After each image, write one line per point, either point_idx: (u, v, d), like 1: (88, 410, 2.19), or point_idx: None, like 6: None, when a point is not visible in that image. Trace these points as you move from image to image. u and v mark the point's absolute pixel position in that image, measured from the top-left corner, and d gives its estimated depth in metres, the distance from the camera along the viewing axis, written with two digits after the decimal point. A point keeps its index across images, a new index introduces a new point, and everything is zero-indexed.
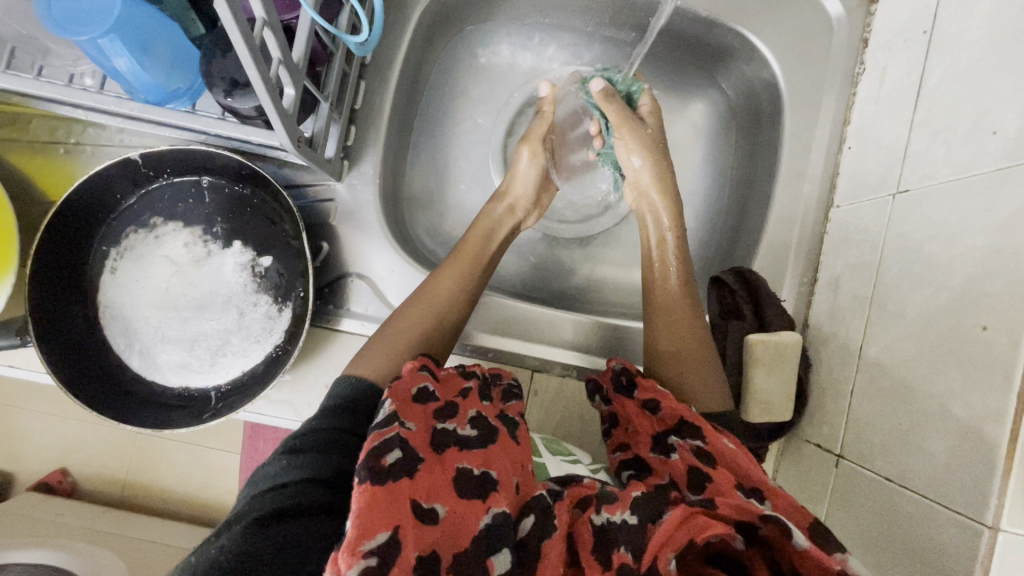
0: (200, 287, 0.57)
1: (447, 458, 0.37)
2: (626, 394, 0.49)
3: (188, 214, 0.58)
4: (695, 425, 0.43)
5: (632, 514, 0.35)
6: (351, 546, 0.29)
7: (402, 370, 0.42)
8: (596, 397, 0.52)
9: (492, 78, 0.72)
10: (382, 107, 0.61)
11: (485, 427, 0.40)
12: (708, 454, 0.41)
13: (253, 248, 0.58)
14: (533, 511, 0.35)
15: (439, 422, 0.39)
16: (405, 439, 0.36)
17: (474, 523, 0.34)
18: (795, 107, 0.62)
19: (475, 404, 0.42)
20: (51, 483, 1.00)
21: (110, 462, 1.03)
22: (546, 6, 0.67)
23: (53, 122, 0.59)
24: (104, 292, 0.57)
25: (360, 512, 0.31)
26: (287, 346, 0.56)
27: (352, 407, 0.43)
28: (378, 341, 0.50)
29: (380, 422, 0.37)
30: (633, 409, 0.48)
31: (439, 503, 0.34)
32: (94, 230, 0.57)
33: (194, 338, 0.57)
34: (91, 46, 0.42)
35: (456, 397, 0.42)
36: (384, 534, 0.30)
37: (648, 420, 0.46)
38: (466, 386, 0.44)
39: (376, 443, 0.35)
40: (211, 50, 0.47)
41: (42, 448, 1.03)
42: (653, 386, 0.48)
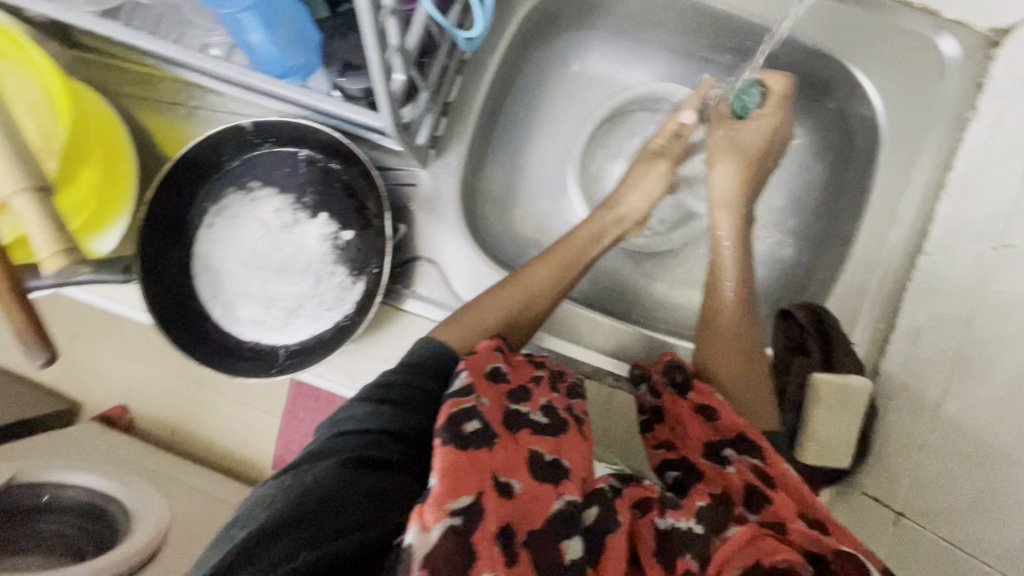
0: (284, 252, 0.61)
1: (521, 439, 0.38)
2: (680, 393, 0.49)
3: (282, 181, 0.62)
4: (755, 443, 0.44)
5: (697, 523, 0.36)
6: (439, 501, 0.31)
7: (478, 346, 0.45)
8: (642, 386, 0.52)
9: (581, 85, 0.73)
10: (474, 102, 0.63)
11: (555, 417, 0.41)
12: (766, 472, 0.42)
13: (337, 222, 0.61)
14: (596, 505, 0.36)
15: (512, 403, 0.41)
16: (482, 413, 0.38)
17: (546, 507, 0.35)
18: (895, 143, 0.59)
19: (547, 392, 0.43)
20: (111, 417, 1.08)
21: (163, 407, 1.10)
22: (644, 21, 0.68)
23: (177, 85, 0.65)
24: (199, 243, 0.62)
25: (447, 473, 0.33)
26: (355, 318, 0.59)
27: (414, 383, 0.44)
28: (468, 315, 0.51)
29: (455, 392, 0.39)
30: (685, 409, 0.48)
31: (515, 480, 0.35)
32: (199, 184, 0.62)
33: (272, 298, 0.61)
34: (231, 19, 0.46)
35: (529, 382, 0.44)
36: (468, 497, 0.32)
37: (702, 426, 0.47)
38: (538, 373, 0.45)
39: (454, 410, 0.37)
40: (331, 32, 0.52)
41: (107, 384, 1.11)
42: (709, 392, 0.47)
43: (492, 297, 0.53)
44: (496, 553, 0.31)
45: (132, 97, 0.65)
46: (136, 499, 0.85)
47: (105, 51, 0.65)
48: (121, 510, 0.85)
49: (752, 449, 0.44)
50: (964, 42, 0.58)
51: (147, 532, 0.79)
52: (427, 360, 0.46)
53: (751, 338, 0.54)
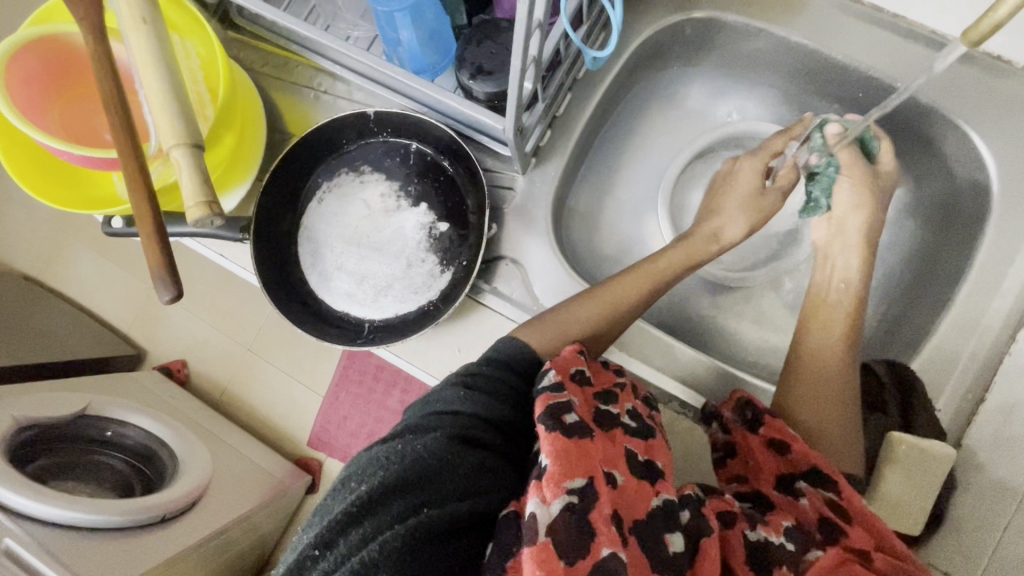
0: (384, 234, 0.65)
1: (616, 438, 0.40)
2: (750, 428, 0.49)
3: (391, 170, 0.66)
4: (828, 476, 0.45)
5: (788, 540, 0.39)
6: (557, 479, 0.34)
7: (563, 351, 0.46)
8: (713, 424, 0.52)
9: (681, 117, 0.75)
10: (580, 118, 0.66)
11: (642, 420, 0.43)
12: (841, 507, 0.43)
13: (435, 213, 0.65)
14: (689, 506, 0.39)
15: (603, 403, 0.42)
16: (577, 408, 0.39)
17: (647, 500, 0.37)
18: (1005, 213, 0.58)
19: (631, 398, 0.45)
20: (172, 369, 1.16)
21: (220, 368, 1.16)
22: (754, 62, 0.69)
23: (311, 71, 0.71)
24: (308, 215, 0.67)
25: (560, 457, 0.35)
26: (440, 304, 0.62)
27: (496, 379, 0.47)
28: (553, 323, 0.53)
29: (548, 387, 0.41)
30: (757, 445, 0.48)
31: (617, 471, 0.37)
32: (316, 161, 0.67)
33: (366, 274, 0.65)
34: (385, 17, 0.51)
35: (613, 387, 0.45)
36: (581, 480, 0.35)
37: (773, 459, 0.48)
38: (619, 380, 0.47)
39: (553, 403, 0.39)
40: (470, 38, 0.54)
41: (175, 339, 1.18)
42: (781, 427, 0.48)
43: (578, 308, 0.54)
44: (613, 532, 0.34)
45: (270, 77, 0.71)
46: (183, 447, 0.89)
47: (255, 33, 0.72)
48: (170, 456, 0.89)
49: (826, 483, 0.44)
50: None
51: (189, 483, 0.82)
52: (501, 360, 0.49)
53: (845, 389, 0.54)
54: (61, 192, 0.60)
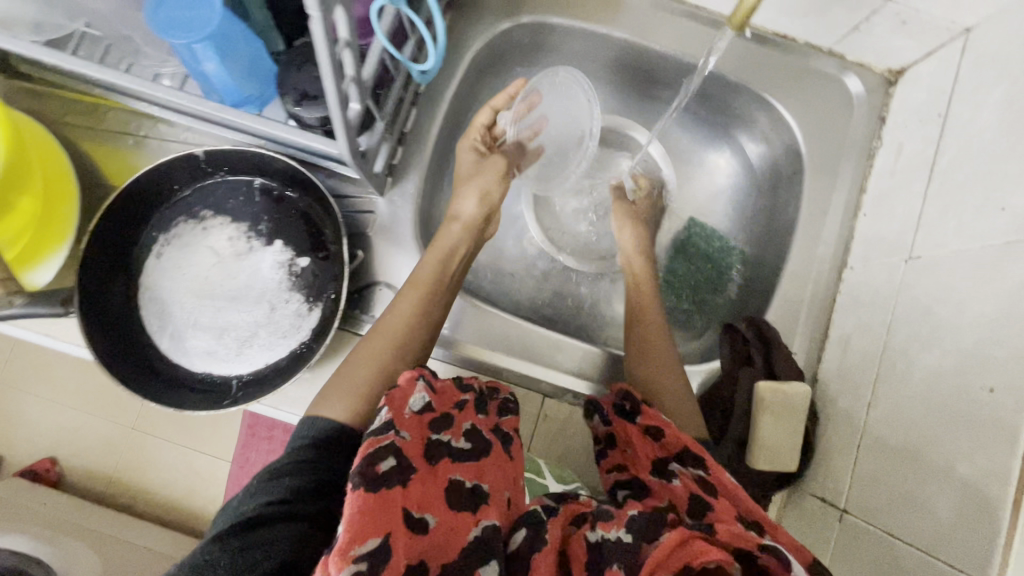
0: (238, 279, 0.60)
1: (440, 471, 0.44)
2: (629, 418, 0.52)
3: (237, 211, 0.62)
4: (697, 455, 0.47)
5: (626, 533, 0.40)
6: (344, 549, 0.35)
7: (401, 379, 0.49)
8: (596, 416, 0.56)
9: None
10: (428, 132, 0.65)
11: (477, 441, 0.48)
12: (710, 485, 0.44)
13: (292, 249, 0.61)
14: (527, 526, 0.42)
15: (435, 433, 0.46)
16: (400, 449, 0.42)
17: (463, 535, 0.41)
18: (814, 170, 0.66)
19: (469, 417, 0.49)
20: (37, 471, 0.99)
21: (96, 458, 1.02)
22: (587, 61, 0.73)
23: (125, 116, 0.64)
24: (147, 275, 0.60)
25: (354, 520, 0.37)
26: (312, 345, 0.58)
27: (296, 460, 0.44)
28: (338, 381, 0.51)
29: (376, 429, 0.44)
30: (634, 432, 0.51)
31: (430, 514, 0.41)
32: (147, 211, 0.60)
33: (225, 327, 0.59)
34: (184, 49, 0.46)
35: (453, 409, 0.49)
36: (375, 539, 0.37)
37: (649, 445, 0.50)
38: (463, 398, 0.50)
39: (372, 450, 0.41)
40: (288, 64, 0.52)
41: (34, 437, 1.02)
42: (655, 414, 0.51)
43: (364, 352, 0.54)
44: None
45: (76, 127, 0.63)
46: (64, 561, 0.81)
47: (48, 81, 0.63)
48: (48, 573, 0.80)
49: (696, 462, 0.47)
50: (865, 81, 0.67)
51: None
52: (320, 436, 0.47)
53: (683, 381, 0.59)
54: None
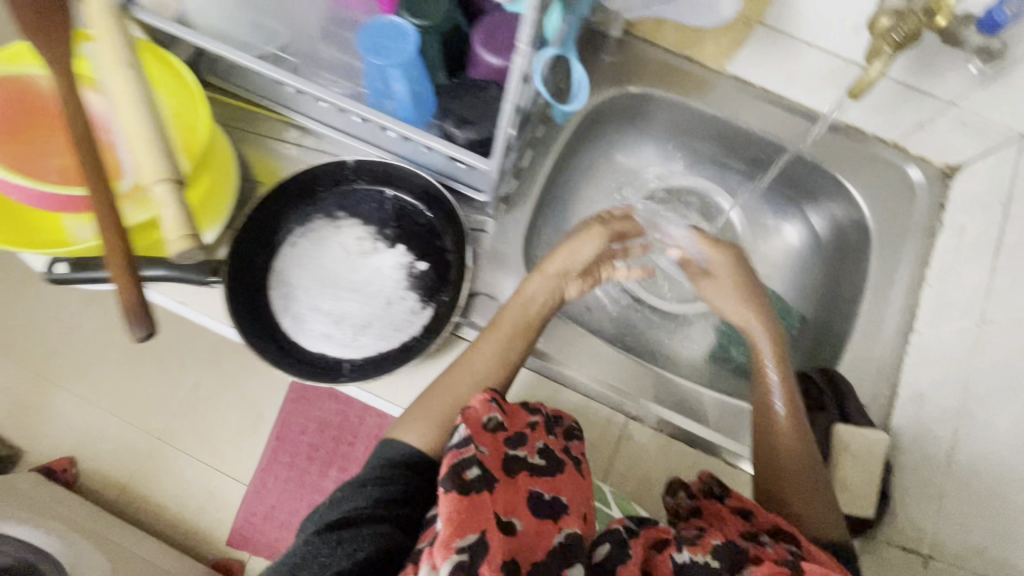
0: (362, 275, 0.66)
1: (520, 482, 0.47)
2: (718, 499, 0.53)
3: (367, 215, 0.69)
4: (789, 533, 0.48)
5: (714, 559, 0.44)
6: (446, 541, 0.40)
7: (475, 401, 0.51)
8: (680, 492, 0.57)
9: (620, 175, 0.86)
10: (539, 170, 0.74)
11: (551, 461, 0.50)
12: (801, 555, 0.46)
13: (413, 253, 0.67)
14: (610, 540, 0.45)
15: (511, 449, 0.48)
16: (482, 461, 0.45)
17: (548, 540, 0.44)
18: (881, 242, 0.73)
19: (542, 437, 0.51)
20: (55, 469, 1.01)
21: (115, 465, 1.03)
22: (675, 130, 0.83)
23: (279, 125, 0.74)
24: (279, 260, 0.66)
25: (452, 518, 0.40)
26: (422, 339, 0.63)
27: (373, 472, 0.51)
28: (420, 408, 0.56)
29: (456, 444, 0.46)
30: (724, 510, 0.52)
31: (517, 519, 0.44)
32: (291, 205, 0.67)
33: (343, 315, 0.64)
34: (379, 70, 0.56)
35: (525, 429, 0.51)
36: (472, 535, 0.40)
37: (741, 523, 0.50)
38: (533, 420, 0.52)
39: (457, 463, 0.44)
40: (450, 95, 0.61)
41: (58, 434, 1.03)
42: (746, 498, 0.52)
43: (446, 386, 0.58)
44: None
45: (237, 129, 0.73)
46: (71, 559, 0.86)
47: (223, 89, 0.74)
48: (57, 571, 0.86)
49: (785, 537, 0.48)
50: (926, 171, 0.75)
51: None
52: (400, 453, 0.53)
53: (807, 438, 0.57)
54: (35, 237, 0.58)
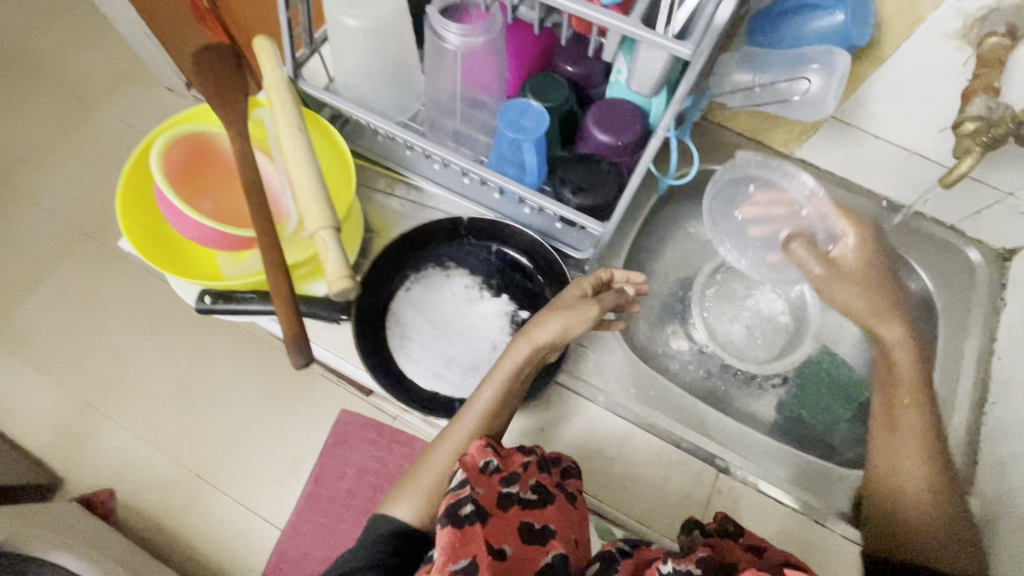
0: (469, 320, 0.72)
1: (511, 514, 0.55)
2: (732, 538, 0.56)
3: (474, 265, 0.75)
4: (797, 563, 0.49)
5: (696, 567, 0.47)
6: (444, 565, 0.48)
7: (472, 447, 0.58)
8: (692, 531, 0.60)
9: (691, 241, 0.93)
10: (626, 234, 0.82)
11: (540, 493, 0.57)
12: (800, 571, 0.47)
13: (515, 303, 0.74)
14: (602, 560, 0.53)
15: (505, 487, 0.56)
16: (477, 499, 0.53)
17: (535, 561, 0.53)
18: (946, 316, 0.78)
19: (535, 474, 0.58)
20: None
21: None
22: None
23: (393, 182, 0.83)
24: (395, 302, 0.72)
25: (447, 548, 0.49)
26: (525, 382, 0.68)
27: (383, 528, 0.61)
28: (423, 471, 0.64)
29: (455, 485, 0.55)
30: (736, 546, 0.55)
31: (507, 545, 0.52)
32: (408, 254, 0.74)
33: (452, 356, 0.70)
34: (513, 144, 0.65)
35: (520, 468, 0.58)
36: (466, 561, 0.49)
37: (749, 556, 0.53)
38: (526, 460, 0.59)
39: (454, 501, 0.52)
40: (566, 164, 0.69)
41: None
42: (756, 534, 0.56)
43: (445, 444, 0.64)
44: None
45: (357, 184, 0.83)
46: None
47: None
48: None
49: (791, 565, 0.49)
50: (984, 253, 0.81)
51: None
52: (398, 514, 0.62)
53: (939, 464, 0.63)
54: (200, 267, 0.66)
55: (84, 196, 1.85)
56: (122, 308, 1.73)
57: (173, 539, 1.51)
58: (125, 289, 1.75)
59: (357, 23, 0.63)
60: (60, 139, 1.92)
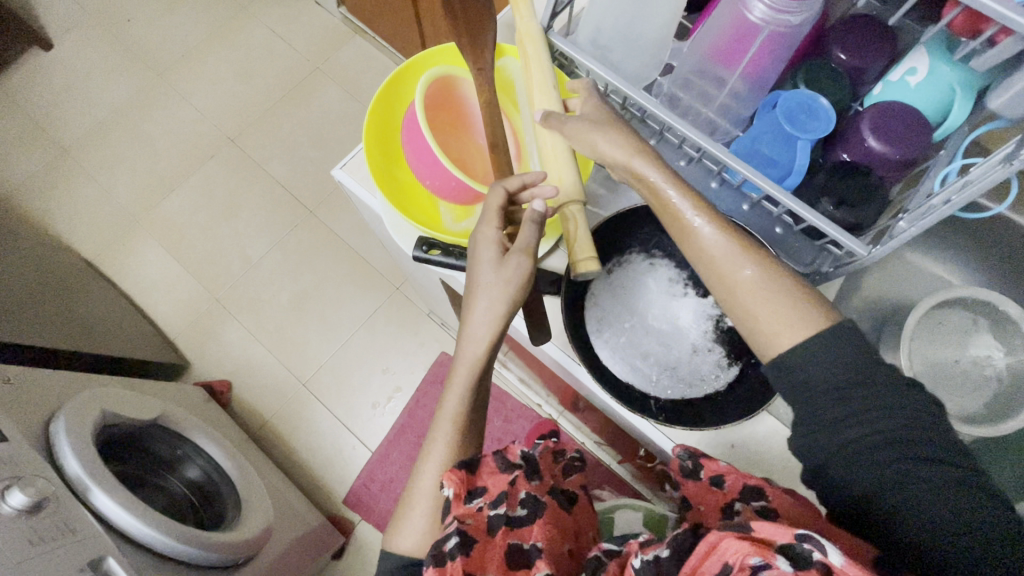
0: (668, 317, 0.68)
1: (500, 537, 0.57)
2: (693, 478, 0.61)
3: (681, 260, 0.70)
4: (758, 490, 0.57)
5: (665, 549, 0.49)
6: None
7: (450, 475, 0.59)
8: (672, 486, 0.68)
9: (905, 273, 0.84)
10: None
11: (530, 506, 0.61)
12: (769, 508, 0.55)
13: (721, 307, 0.68)
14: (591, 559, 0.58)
15: (494, 507, 0.58)
16: (465, 529, 0.55)
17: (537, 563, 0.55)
18: None
19: (523, 485, 0.62)
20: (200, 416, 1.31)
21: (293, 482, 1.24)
22: (984, 242, 0.80)
23: None
24: (597, 283, 0.69)
25: None
26: (728, 397, 0.64)
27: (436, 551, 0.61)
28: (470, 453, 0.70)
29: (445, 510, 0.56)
30: (705, 489, 0.60)
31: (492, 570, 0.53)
32: (618, 236, 0.70)
33: (647, 351, 0.66)
34: (789, 136, 0.60)
35: (505, 480, 0.61)
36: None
37: (716, 496, 0.59)
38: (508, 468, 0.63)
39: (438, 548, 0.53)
40: (829, 171, 0.62)
41: None
42: (716, 466, 0.60)
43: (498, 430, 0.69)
44: None
45: None
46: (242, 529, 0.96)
47: None
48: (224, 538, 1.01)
49: (757, 495, 0.57)
50: None
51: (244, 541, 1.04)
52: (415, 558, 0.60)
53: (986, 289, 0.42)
54: (422, 217, 0.64)
55: (230, 102, 1.92)
56: (254, 217, 1.82)
57: (275, 441, 1.63)
58: (261, 198, 1.83)
59: None
60: (215, 43, 1.99)
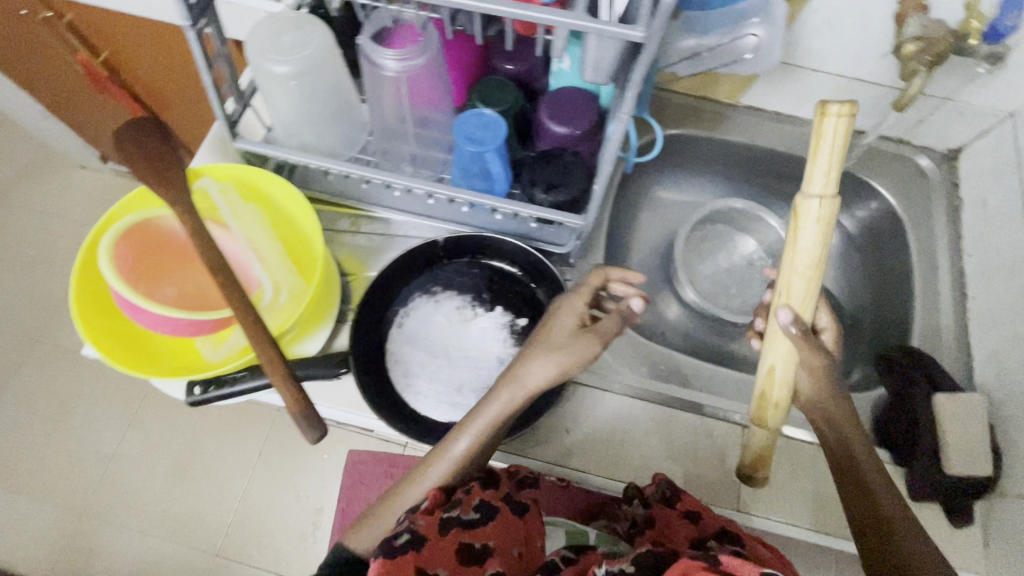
0: (468, 342, 0.70)
1: (451, 536, 0.53)
2: (669, 504, 0.61)
3: (461, 285, 0.73)
4: (734, 535, 0.57)
5: (629, 564, 0.47)
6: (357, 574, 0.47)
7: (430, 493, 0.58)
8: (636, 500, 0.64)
9: (665, 210, 0.96)
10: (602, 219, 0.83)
11: (488, 510, 0.56)
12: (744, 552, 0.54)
13: (510, 312, 0.72)
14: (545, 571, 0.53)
15: (447, 512, 0.55)
16: (414, 529, 0.53)
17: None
18: (914, 226, 0.85)
19: (478, 493, 0.57)
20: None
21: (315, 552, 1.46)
22: (706, 164, 0.93)
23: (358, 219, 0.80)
24: (392, 340, 0.70)
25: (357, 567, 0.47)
26: (544, 390, 0.67)
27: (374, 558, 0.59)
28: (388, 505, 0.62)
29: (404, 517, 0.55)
30: (675, 514, 0.59)
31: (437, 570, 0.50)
32: (396, 290, 0.72)
33: (459, 382, 0.68)
34: (474, 155, 0.63)
35: (468, 490, 0.58)
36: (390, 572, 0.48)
37: (689, 526, 0.58)
38: (474, 479, 0.60)
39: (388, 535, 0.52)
40: (534, 164, 0.68)
41: None
42: (694, 501, 0.61)
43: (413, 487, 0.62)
44: None
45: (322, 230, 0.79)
46: None
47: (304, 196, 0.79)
48: None
49: (732, 541, 0.56)
50: (932, 159, 0.89)
51: None
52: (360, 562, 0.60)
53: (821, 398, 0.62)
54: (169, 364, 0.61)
55: (21, 301, 1.73)
56: (95, 407, 1.64)
57: None
58: (94, 387, 1.66)
59: (288, 69, 0.61)
60: None
